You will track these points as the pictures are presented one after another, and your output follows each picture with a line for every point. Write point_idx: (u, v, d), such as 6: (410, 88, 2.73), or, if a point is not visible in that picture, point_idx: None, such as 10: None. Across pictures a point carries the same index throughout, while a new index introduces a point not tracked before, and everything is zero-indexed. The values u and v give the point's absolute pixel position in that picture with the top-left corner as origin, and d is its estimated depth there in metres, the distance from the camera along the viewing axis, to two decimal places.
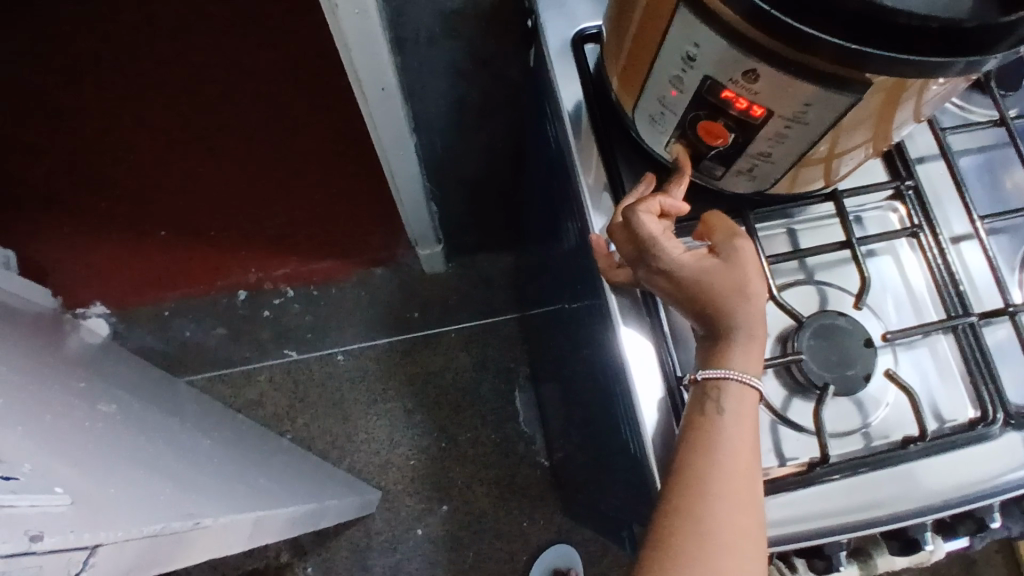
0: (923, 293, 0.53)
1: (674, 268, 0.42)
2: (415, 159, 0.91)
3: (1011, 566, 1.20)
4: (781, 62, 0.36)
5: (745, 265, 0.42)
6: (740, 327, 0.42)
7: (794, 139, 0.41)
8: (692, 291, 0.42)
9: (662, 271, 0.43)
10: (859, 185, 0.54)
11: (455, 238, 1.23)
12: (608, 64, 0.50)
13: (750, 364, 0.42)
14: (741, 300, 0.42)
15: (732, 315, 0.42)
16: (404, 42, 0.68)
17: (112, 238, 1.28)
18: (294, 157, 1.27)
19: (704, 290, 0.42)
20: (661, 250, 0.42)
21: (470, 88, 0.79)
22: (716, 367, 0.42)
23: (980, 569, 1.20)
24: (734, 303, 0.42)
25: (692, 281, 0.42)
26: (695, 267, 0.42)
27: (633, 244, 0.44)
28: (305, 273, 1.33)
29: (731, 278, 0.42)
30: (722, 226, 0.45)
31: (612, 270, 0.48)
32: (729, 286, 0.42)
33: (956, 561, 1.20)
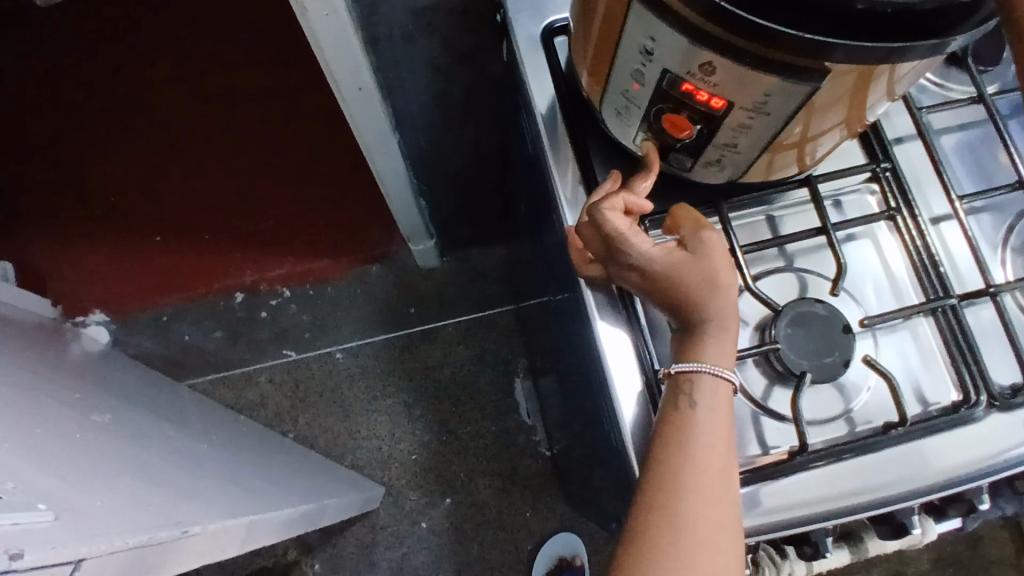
0: (904, 275, 0.52)
1: (643, 264, 0.42)
2: (399, 156, 0.91)
3: (1017, 542, 1.20)
4: (737, 54, 0.36)
5: (717, 257, 0.42)
6: (713, 319, 0.42)
7: (758, 129, 0.41)
8: (664, 284, 0.42)
9: (633, 266, 0.43)
10: (835, 170, 0.54)
11: (447, 232, 1.23)
12: (576, 57, 0.50)
13: (723, 356, 0.42)
14: (711, 291, 0.41)
15: (703, 307, 0.42)
16: (378, 41, 0.68)
17: (109, 246, 1.28)
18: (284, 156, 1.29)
19: (676, 282, 0.41)
20: (628, 245, 0.42)
21: (449, 83, 0.78)
22: (689, 362, 0.41)
23: (985, 545, 1.20)
24: (706, 294, 0.41)
25: (660, 275, 0.42)
26: (662, 261, 0.42)
27: (602, 241, 0.43)
28: (301, 272, 1.31)
29: (701, 270, 0.41)
30: (688, 219, 0.44)
31: (585, 264, 0.48)
32: (700, 278, 0.41)
33: (962, 538, 1.20)
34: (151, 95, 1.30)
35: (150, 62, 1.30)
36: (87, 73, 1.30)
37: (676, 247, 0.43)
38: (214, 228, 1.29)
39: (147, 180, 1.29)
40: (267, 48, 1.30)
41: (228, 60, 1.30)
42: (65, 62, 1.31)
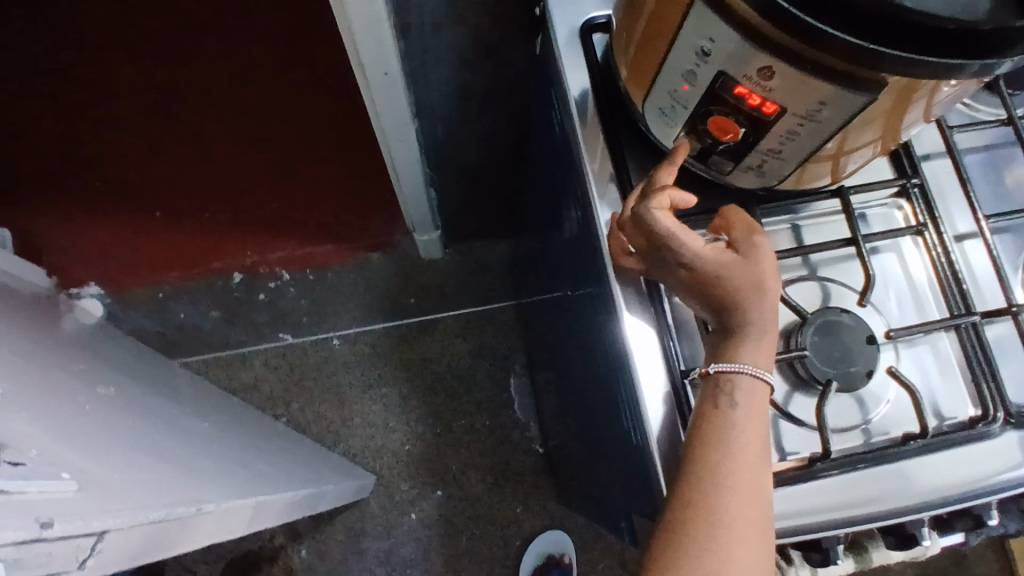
0: (926, 290, 0.53)
1: (693, 265, 0.43)
2: (416, 145, 0.90)
3: (999, 561, 1.22)
4: (797, 60, 0.36)
5: (765, 262, 0.43)
6: (755, 323, 0.42)
7: (805, 137, 0.41)
8: (710, 284, 0.43)
9: (683, 266, 0.43)
10: (864, 183, 0.54)
11: (454, 224, 1.23)
12: (617, 54, 0.50)
13: (761, 357, 0.42)
14: (758, 297, 0.42)
15: (746, 312, 0.42)
16: (409, 28, 0.67)
17: (107, 219, 1.25)
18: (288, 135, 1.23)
19: (723, 284, 0.42)
20: (679, 244, 0.42)
21: (474, 74, 0.78)
22: (730, 362, 0.42)
23: (969, 561, 1.22)
24: (751, 298, 0.42)
25: (710, 277, 0.43)
26: (713, 264, 0.42)
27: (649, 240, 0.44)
28: (302, 257, 1.30)
29: (751, 276, 0.42)
30: (738, 220, 0.45)
31: (621, 256, 0.48)
32: (747, 282, 0.42)
33: (946, 554, 1.22)
34: None
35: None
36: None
37: (724, 247, 0.43)
38: (217, 206, 1.27)
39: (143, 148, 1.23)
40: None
41: None
42: None
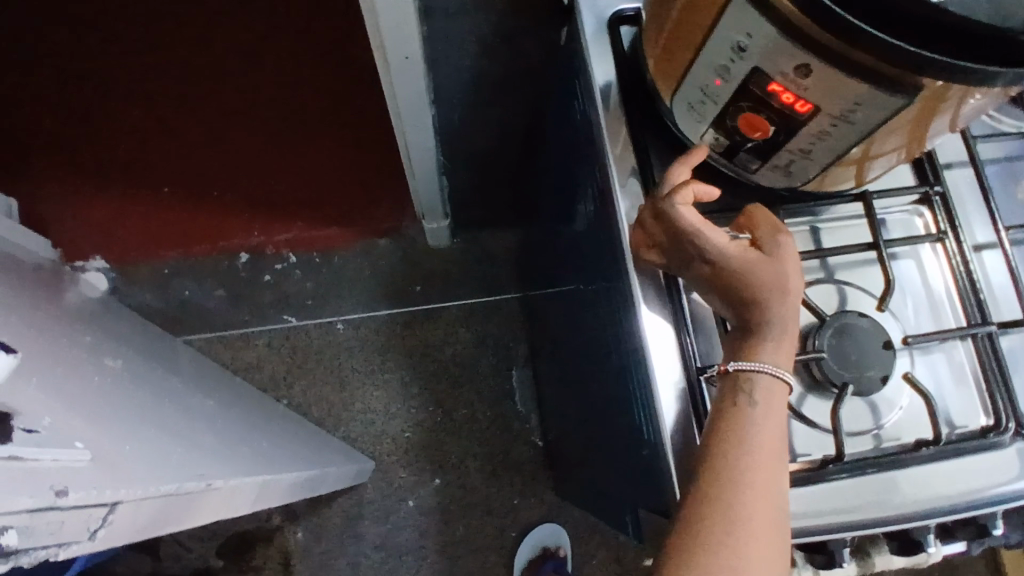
0: (943, 297, 0.53)
1: (716, 261, 0.43)
2: (431, 132, 0.90)
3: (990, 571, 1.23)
4: (836, 60, 0.36)
5: (788, 263, 0.43)
6: (775, 323, 0.42)
7: (836, 138, 0.41)
8: (733, 280, 0.43)
9: (706, 262, 0.43)
10: (886, 188, 0.54)
11: (463, 213, 1.23)
12: (646, 46, 0.49)
13: (781, 358, 0.42)
14: (780, 296, 0.42)
15: (766, 310, 0.42)
16: (433, 12, 0.67)
17: (113, 192, 1.25)
18: (300, 123, 1.23)
19: (746, 281, 0.42)
20: (703, 239, 0.42)
21: (494, 62, 0.78)
22: (749, 361, 0.42)
23: (960, 570, 1.23)
24: (773, 297, 0.42)
25: (733, 273, 0.42)
26: (737, 261, 0.42)
27: (673, 233, 0.43)
28: (309, 239, 1.31)
29: (775, 274, 0.42)
30: (762, 219, 0.45)
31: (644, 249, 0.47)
32: (770, 281, 0.42)
33: (937, 562, 1.22)
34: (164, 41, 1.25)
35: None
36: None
37: (747, 245, 0.43)
38: (224, 185, 1.27)
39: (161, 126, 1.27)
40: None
41: None
42: None
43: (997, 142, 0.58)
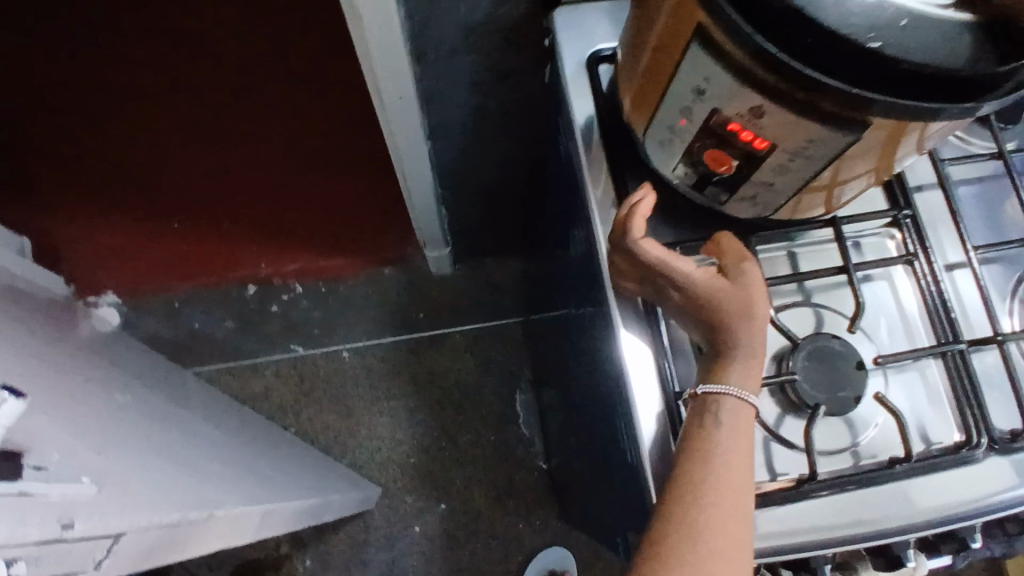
0: (916, 317, 0.55)
1: (684, 288, 0.46)
2: (429, 165, 0.93)
3: None
4: (787, 102, 0.38)
5: (754, 288, 0.45)
6: (742, 346, 0.44)
7: (796, 171, 0.43)
8: (702, 306, 0.45)
9: (675, 289, 0.46)
10: (857, 213, 0.56)
11: (463, 242, 1.26)
12: (621, 85, 0.52)
13: (749, 380, 0.44)
14: (746, 320, 0.44)
15: (734, 334, 0.44)
16: (425, 54, 0.70)
17: (125, 225, 1.27)
18: (301, 154, 1.21)
19: (713, 306, 0.45)
20: (669, 268, 0.46)
21: (487, 98, 0.81)
22: (716, 383, 0.44)
23: None
24: (740, 322, 0.44)
25: (700, 299, 0.45)
26: (703, 285, 0.45)
27: (644, 268, 0.47)
28: (316, 269, 1.34)
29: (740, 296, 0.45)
30: (730, 247, 0.47)
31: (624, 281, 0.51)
32: (736, 305, 0.45)
33: None
34: None
35: None
36: None
37: (715, 273, 0.46)
38: (233, 216, 1.28)
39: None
40: None
41: None
42: None
43: (969, 163, 0.60)
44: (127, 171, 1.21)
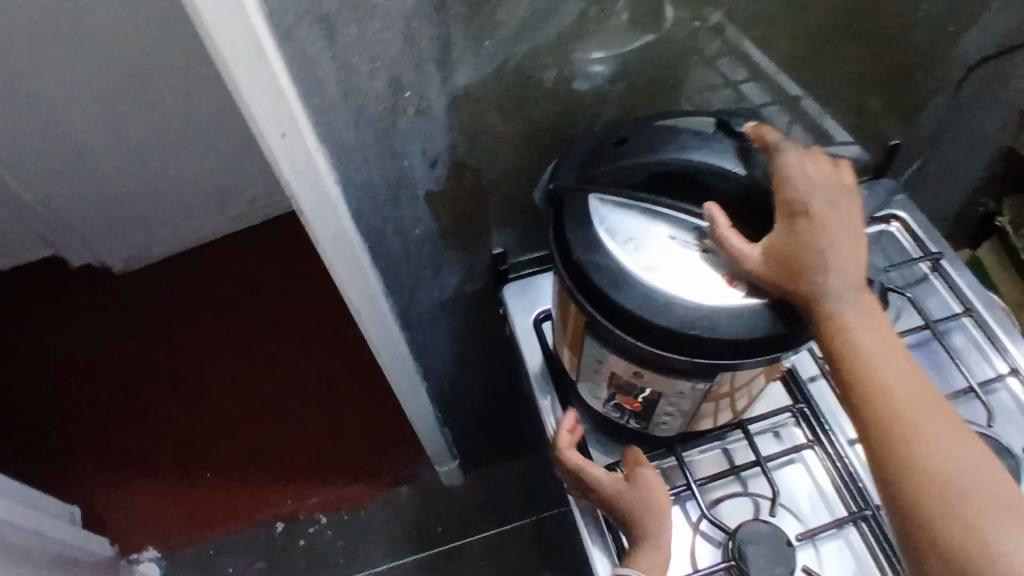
0: (832, 491, 0.66)
1: (597, 488, 0.59)
2: (427, 400, 1.09)
3: None
4: (656, 368, 0.54)
5: (652, 490, 0.58)
6: (648, 536, 0.56)
7: (686, 401, 0.58)
8: (614, 503, 0.58)
9: (593, 489, 0.60)
10: (764, 411, 0.70)
11: (469, 454, 1.38)
12: (559, 342, 0.69)
13: (655, 567, 0.55)
14: (650, 514, 0.57)
15: (642, 525, 0.56)
16: (412, 323, 0.88)
17: (165, 486, 1.46)
18: (331, 410, 1.54)
19: (622, 504, 0.58)
20: (585, 472, 0.60)
21: (467, 344, 0.99)
22: (626, 568, 0.55)
23: None
24: (642, 516, 0.57)
25: (612, 498, 0.58)
26: (611, 487, 0.59)
27: (570, 473, 0.62)
28: (337, 498, 1.44)
29: (644, 491, 0.58)
30: (633, 458, 0.61)
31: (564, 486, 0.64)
32: (637, 504, 0.57)
33: None
34: (225, 360, 1.63)
35: (218, 339, 1.65)
36: (167, 349, 1.64)
37: (622, 477, 0.59)
38: (259, 465, 1.48)
39: (212, 428, 1.53)
40: (312, 325, 1.65)
41: (282, 336, 1.65)
42: (149, 342, 1.65)
43: None
44: (191, 442, 1.52)
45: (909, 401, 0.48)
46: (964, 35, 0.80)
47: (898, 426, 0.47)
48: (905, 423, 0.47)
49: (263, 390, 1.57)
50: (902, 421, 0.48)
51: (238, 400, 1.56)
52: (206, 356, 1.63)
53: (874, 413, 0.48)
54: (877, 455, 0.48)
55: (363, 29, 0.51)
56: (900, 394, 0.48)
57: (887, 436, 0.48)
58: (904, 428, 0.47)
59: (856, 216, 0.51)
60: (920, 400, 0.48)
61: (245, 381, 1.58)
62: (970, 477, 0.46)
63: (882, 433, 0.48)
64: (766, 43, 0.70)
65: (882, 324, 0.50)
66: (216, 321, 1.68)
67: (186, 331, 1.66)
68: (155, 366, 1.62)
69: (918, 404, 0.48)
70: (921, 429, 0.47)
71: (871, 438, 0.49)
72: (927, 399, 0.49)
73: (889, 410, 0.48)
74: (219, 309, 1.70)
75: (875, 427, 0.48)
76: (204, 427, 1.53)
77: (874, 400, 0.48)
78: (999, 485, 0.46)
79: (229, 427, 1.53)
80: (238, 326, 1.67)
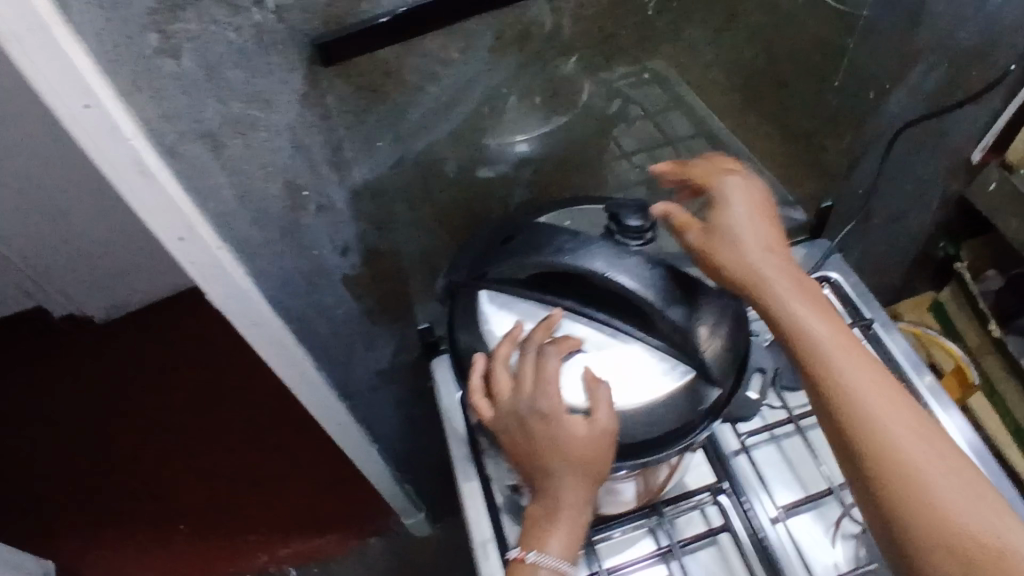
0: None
1: (548, 417, 0.50)
2: (382, 460, 1.09)
3: None
4: None
5: (605, 445, 0.49)
6: (579, 488, 0.51)
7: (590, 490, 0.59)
8: (560, 442, 0.49)
9: (542, 416, 0.50)
10: (682, 493, 0.70)
11: (437, 504, 1.37)
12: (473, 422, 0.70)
13: (567, 542, 0.53)
14: (592, 470, 0.50)
15: (575, 477, 0.50)
16: (351, 392, 0.89)
17: (137, 540, 1.46)
18: (303, 458, 1.54)
19: (567, 449, 0.49)
20: (542, 400, 0.49)
21: (413, 407, 0.99)
22: (544, 541, 0.53)
23: None
24: (584, 470, 0.50)
25: (564, 436, 0.49)
26: (566, 429, 0.49)
27: (522, 384, 0.50)
28: (307, 550, 1.43)
29: (547, 452, 0.50)
30: (601, 399, 0.50)
31: (502, 370, 0.52)
32: (586, 454, 0.49)
33: None
34: (198, 409, 1.64)
35: (193, 389, 1.67)
36: (144, 401, 1.66)
37: (582, 418, 0.49)
38: (231, 517, 1.48)
39: (185, 481, 1.53)
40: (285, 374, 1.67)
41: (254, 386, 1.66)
42: (125, 394, 1.67)
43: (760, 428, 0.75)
44: (162, 494, 1.52)
45: (905, 446, 0.52)
46: (891, 96, 0.78)
47: (901, 472, 0.51)
48: (909, 467, 0.51)
49: (234, 439, 1.58)
50: (906, 464, 0.51)
51: (210, 450, 1.57)
52: (179, 406, 1.64)
53: (878, 463, 0.52)
54: (879, 502, 0.52)
55: (249, 142, 0.52)
56: (898, 440, 0.52)
57: (899, 483, 0.51)
58: (911, 474, 0.51)
59: (796, 263, 0.57)
60: (915, 442, 0.52)
61: (220, 433, 1.59)
62: (969, 512, 0.50)
63: (895, 484, 0.51)
64: (674, 119, 0.70)
65: (867, 366, 0.54)
66: (193, 373, 1.69)
67: (164, 384, 1.68)
68: (130, 417, 1.63)
69: (913, 447, 0.52)
70: (920, 470, 0.51)
71: (877, 490, 0.52)
72: (918, 437, 0.53)
73: (893, 460, 0.51)
74: (193, 359, 1.72)
75: (883, 477, 0.52)
76: (175, 479, 1.54)
77: (876, 451, 0.52)
78: (997, 516, 0.50)
79: (201, 478, 1.53)
80: (212, 376, 1.68)
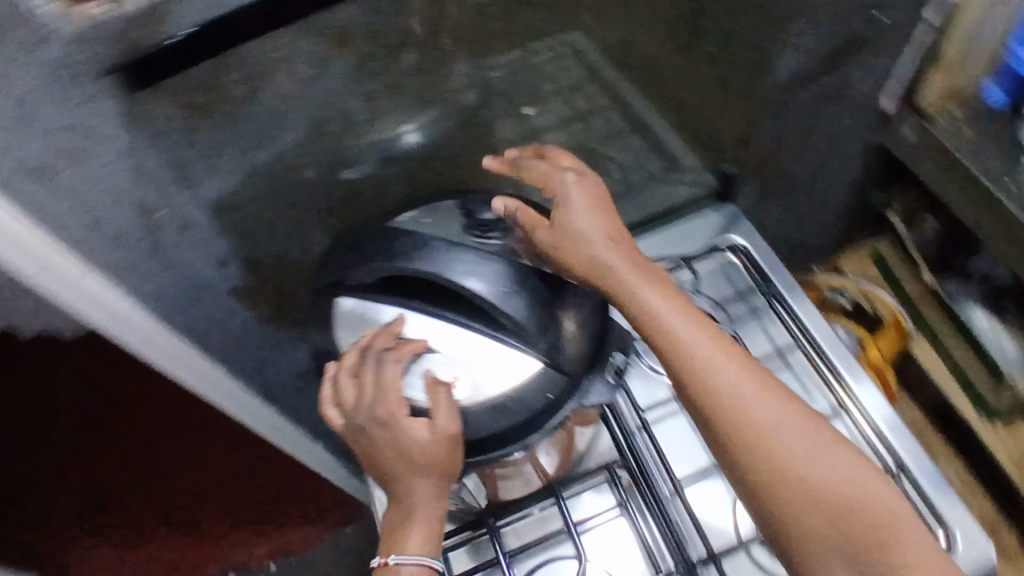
0: (649, 548, 0.69)
1: (390, 423, 0.52)
2: (327, 452, 1.10)
3: None
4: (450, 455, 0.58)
5: (447, 448, 0.51)
6: (427, 488, 0.53)
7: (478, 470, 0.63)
8: (405, 446, 0.51)
9: (385, 422, 0.52)
10: (581, 474, 0.71)
11: None
12: None
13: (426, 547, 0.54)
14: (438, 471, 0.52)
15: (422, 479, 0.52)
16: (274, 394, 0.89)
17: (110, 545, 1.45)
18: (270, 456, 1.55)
19: (411, 452, 0.51)
20: (384, 407, 0.52)
21: None
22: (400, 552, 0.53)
23: None
24: (432, 472, 0.52)
25: (407, 441, 0.51)
26: (407, 433, 0.51)
27: (366, 393, 0.52)
28: (284, 544, 1.45)
29: (389, 453, 0.52)
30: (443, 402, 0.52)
31: (351, 382, 0.54)
32: (429, 458, 0.51)
33: None
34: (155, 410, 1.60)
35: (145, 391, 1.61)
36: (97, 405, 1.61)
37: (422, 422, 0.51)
38: (204, 518, 1.48)
39: (140, 484, 1.51)
40: None
41: None
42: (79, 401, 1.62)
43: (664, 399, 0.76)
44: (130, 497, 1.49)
45: (798, 443, 0.52)
46: (778, 56, 0.76)
47: (798, 473, 0.51)
48: (802, 470, 0.51)
49: (196, 439, 1.56)
50: (800, 468, 0.51)
51: (172, 451, 1.54)
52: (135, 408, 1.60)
53: (773, 466, 0.51)
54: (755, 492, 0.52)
55: (85, 170, 0.51)
56: (793, 440, 0.52)
57: (797, 492, 0.51)
58: (812, 478, 0.51)
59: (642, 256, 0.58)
60: (807, 440, 0.52)
61: (185, 434, 1.56)
62: (857, 506, 0.51)
63: (795, 492, 0.51)
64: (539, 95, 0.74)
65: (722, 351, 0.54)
66: (141, 370, 1.65)
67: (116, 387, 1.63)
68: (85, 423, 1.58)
69: (804, 447, 0.52)
70: (820, 475, 0.51)
71: (775, 499, 0.51)
72: (809, 429, 0.53)
73: (789, 461, 0.51)
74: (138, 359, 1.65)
75: (779, 482, 0.51)
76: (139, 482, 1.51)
77: (774, 456, 0.51)
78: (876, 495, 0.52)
79: (167, 479, 1.51)
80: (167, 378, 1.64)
